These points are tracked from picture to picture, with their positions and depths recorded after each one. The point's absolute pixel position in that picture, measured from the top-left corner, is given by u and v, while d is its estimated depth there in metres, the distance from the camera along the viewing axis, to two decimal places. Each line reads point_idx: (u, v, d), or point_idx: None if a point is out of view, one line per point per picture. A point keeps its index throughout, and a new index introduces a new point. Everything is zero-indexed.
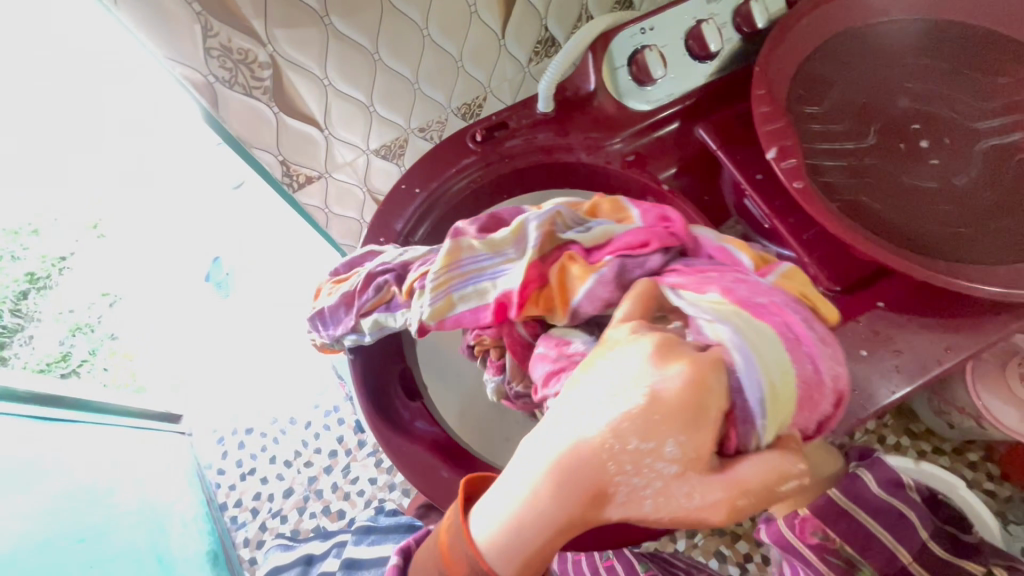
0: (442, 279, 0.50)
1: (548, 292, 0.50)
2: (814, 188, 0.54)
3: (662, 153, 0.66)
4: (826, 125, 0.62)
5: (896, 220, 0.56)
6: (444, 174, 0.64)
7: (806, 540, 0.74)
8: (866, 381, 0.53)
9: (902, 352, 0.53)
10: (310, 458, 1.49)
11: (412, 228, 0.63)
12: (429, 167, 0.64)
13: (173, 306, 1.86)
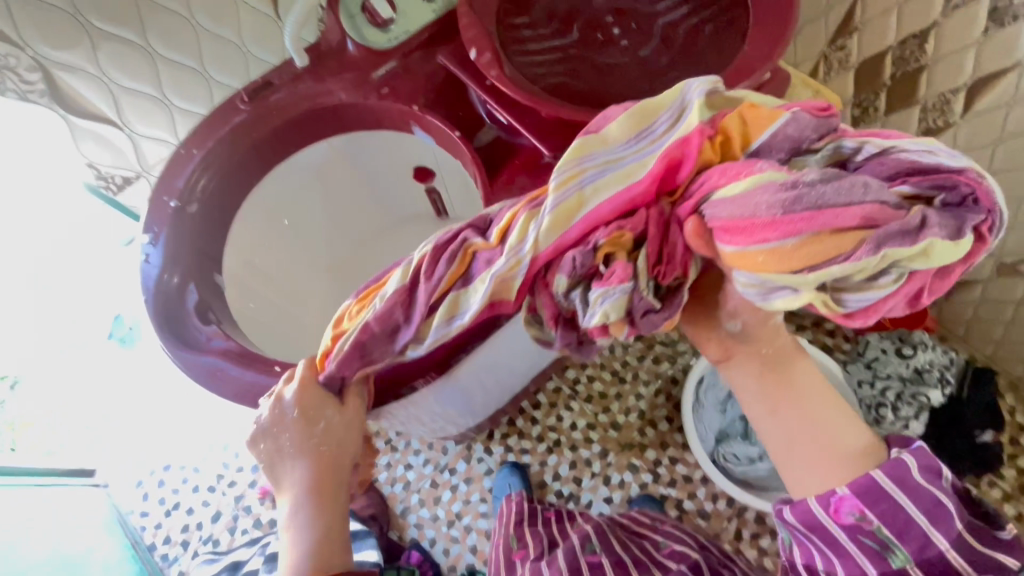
0: (572, 159, 0.48)
1: (725, 138, 0.46)
2: (507, 74, 0.66)
3: (412, 81, 0.75)
4: (536, 32, 0.72)
5: (591, 94, 0.68)
6: (218, 134, 0.73)
7: (839, 521, 0.57)
8: None
9: None
10: (233, 478, 1.49)
11: (194, 183, 0.71)
12: (204, 128, 0.72)
13: (71, 367, 1.73)
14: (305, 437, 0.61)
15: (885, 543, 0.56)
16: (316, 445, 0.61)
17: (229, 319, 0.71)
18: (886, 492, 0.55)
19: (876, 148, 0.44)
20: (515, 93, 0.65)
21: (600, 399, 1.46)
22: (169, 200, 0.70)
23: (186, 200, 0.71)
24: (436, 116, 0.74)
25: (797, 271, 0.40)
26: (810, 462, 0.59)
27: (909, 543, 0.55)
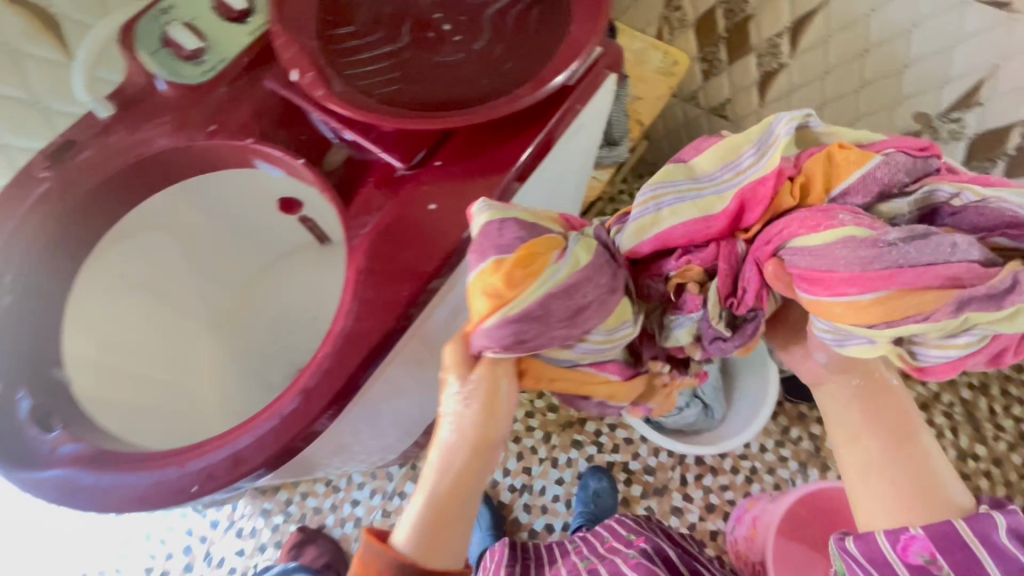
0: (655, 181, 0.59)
1: (806, 181, 0.56)
2: (334, 91, 0.62)
3: (241, 111, 0.69)
4: (365, 40, 0.69)
5: (432, 96, 0.65)
6: (21, 208, 0.65)
7: (905, 558, 0.52)
8: (435, 236, 0.60)
9: (453, 201, 0.61)
10: (165, 566, 1.36)
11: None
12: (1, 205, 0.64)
13: None
14: (465, 415, 0.59)
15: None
16: (470, 421, 0.59)
17: (80, 411, 0.64)
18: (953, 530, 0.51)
19: (974, 197, 0.53)
20: (344, 108, 0.61)
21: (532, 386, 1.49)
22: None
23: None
24: (275, 146, 0.69)
25: (871, 326, 0.50)
26: (891, 490, 0.58)
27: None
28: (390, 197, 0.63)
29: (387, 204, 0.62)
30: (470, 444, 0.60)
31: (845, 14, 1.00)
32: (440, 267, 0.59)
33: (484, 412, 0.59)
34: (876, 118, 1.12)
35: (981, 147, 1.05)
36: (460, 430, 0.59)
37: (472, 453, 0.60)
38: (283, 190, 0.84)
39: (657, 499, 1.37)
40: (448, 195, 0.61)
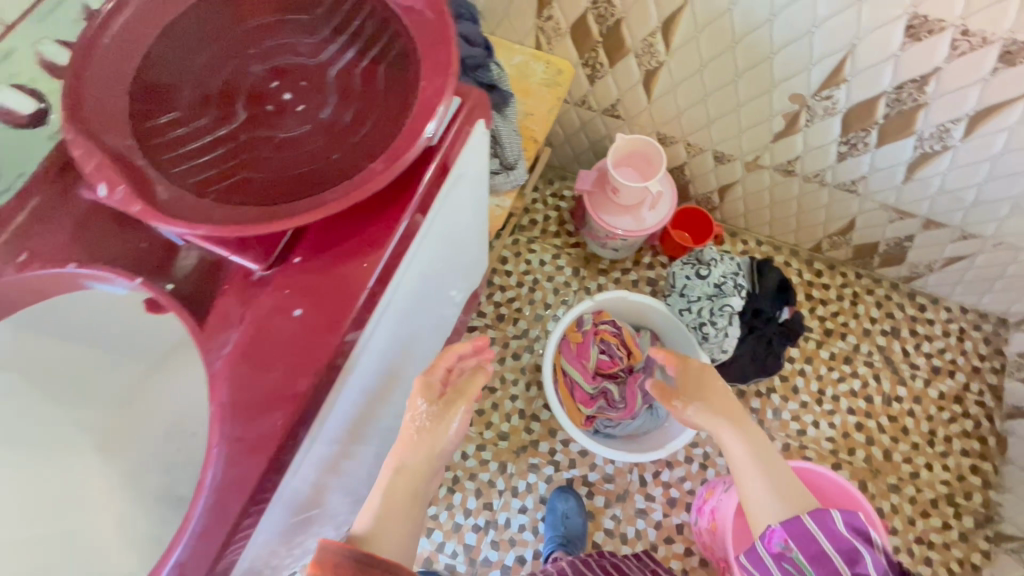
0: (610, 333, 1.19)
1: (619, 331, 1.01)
2: (155, 204, 0.54)
3: (56, 230, 0.59)
4: (191, 127, 0.60)
5: (279, 183, 0.58)
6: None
7: (771, 549, 0.77)
8: (305, 347, 0.53)
9: (322, 304, 0.55)
10: None
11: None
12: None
13: None
14: (419, 428, 0.79)
15: (799, 563, 0.74)
16: (421, 430, 0.79)
17: None
18: (806, 529, 0.75)
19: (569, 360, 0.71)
20: (172, 221, 0.54)
21: (479, 417, 1.45)
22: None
23: None
24: (108, 264, 0.59)
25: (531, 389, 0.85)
26: (766, 495, 0.80)
27: (822, 567, 0.73)
28: (248, 306, 0.55)
29: (248, 315, 0.55)
30: (417, 454, 0.78)
31: (708, 11, 1.00)
32: (315, 384, 0.53)
33: (435, 422, 0.80)
34: (757, 103, 1.14)
35: (855, 119, 1.09)
36: (412, 444, 0.78)
37: (417, 475, 0.77)
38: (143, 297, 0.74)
39: (621, 505, 1.37)
40: (315, 296, 0.55)
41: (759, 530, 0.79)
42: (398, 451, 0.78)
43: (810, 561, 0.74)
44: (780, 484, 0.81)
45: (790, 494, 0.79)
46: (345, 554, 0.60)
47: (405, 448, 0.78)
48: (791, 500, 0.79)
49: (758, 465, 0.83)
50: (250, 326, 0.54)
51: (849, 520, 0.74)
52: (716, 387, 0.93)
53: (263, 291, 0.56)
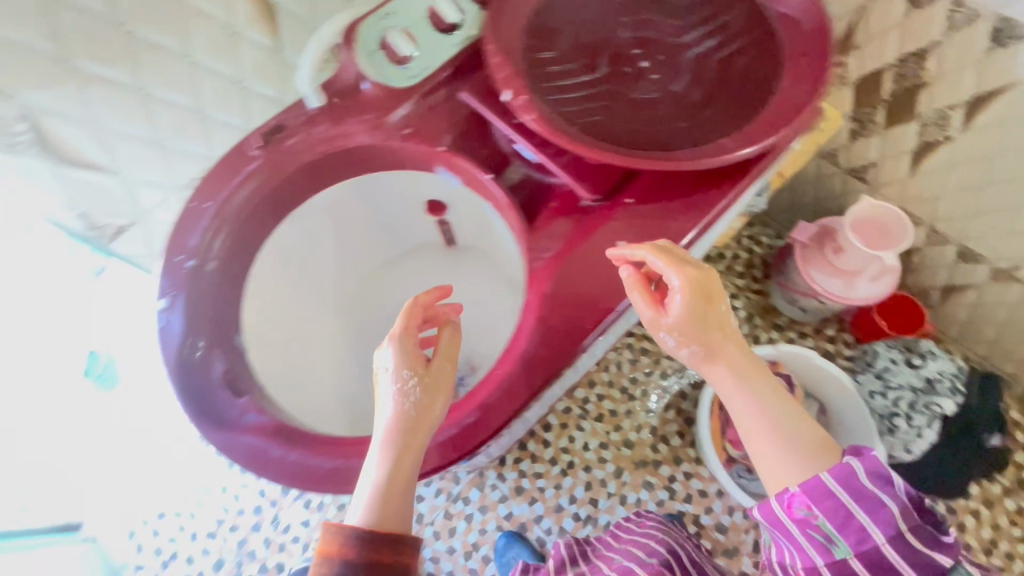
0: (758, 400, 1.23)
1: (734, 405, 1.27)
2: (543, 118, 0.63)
3: (435, 119, 0.72)
4: (566, 67, 0.70)
5: (630, 134, 0.66)
6: (299, 160, 0.69)
7: (791, 514, 0.58)
8: (619, 272, 0.63)
9: (641, 244, 0.63)
10: (235, 521, 1.43)
11: (211, 223, 0.66)
12: (279, 161, 0.69)
13: None
14: (404, 395, 0.62)
15: (829, 535, 0.56)
16: (417, 399, 0.62)
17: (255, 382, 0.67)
18: (828, 490, 0.56)
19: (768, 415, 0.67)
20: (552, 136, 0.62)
21: (610, 417, 1.47)
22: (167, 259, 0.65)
23: (207, 256, 0.66)
24: (465, 158, 0.71)
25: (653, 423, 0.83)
26: (777, 446, 0.61)
27: (854, 538, 0.55)
28: (574, 225, 0.65)
29: (571, 233, 0.65)
30: (409, 429, 0.61)
31: None
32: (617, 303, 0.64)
33: (428, 386, 0.63)
34: None
35: None
36: (407, 411, 0.62)
37: (413, 447, 0.62)
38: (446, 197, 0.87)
39: (725, 560, 1.32)
40: (635, 235, 0.63)
41: (798, 515, 0.58)
42: (390, 421, 0.61)
43: (848, 542, 0.56)
44: (807, 457, 0.60)
45: (809, 454, 0.60)
46: (352, 529, 0.56)
47: (402, 416, 0.62)
48: (808, 448, 0.60)
49: (764, 414, 0.62)
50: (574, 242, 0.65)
51: (872, 465, 0.56)
52: (722, 324, 0.62)
53: (588, 218, 0.65)
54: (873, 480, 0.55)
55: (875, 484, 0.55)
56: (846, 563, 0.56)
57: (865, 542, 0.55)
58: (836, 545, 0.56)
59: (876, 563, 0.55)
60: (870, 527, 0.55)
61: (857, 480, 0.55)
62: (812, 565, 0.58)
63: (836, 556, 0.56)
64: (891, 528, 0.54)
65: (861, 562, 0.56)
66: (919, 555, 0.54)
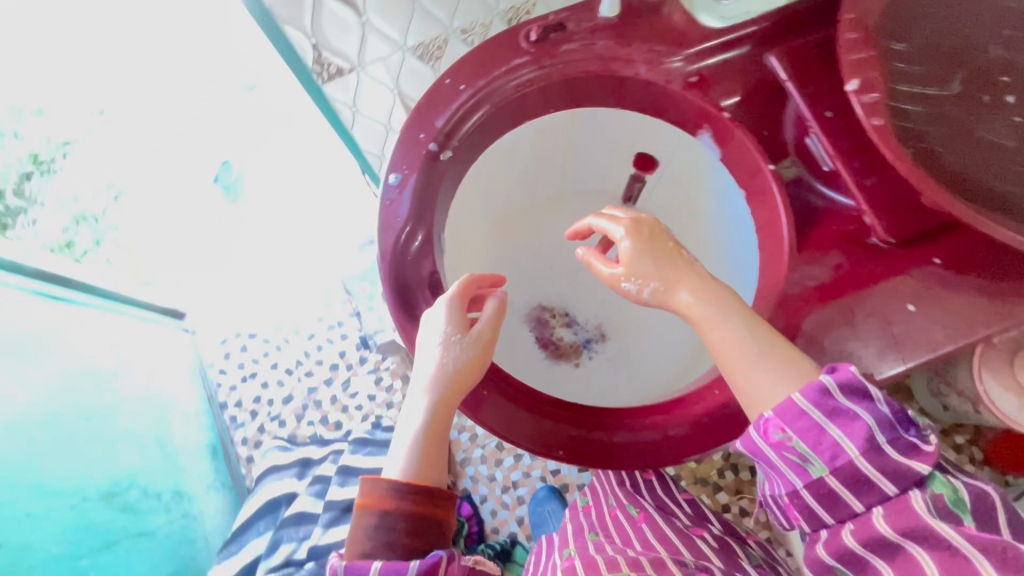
0: None
1: None
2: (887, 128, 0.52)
3: (727, 77, 0.60)
4: (918, 66, 0.55)
5: (963, 180, 0.54)
6: (573, 69, 0.60)
7: (766, 439, 0.50)
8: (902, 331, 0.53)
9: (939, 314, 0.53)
10: (311, 368, 1.50)
11: (462, 106, 0.59)
12: (550, 62, 0.59)
13: (174, 202, 1.70)
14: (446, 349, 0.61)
15: (804, 456, 0.48)
16: (455, 356, 0.62)
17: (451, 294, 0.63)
18: (801, 411, 0.48)
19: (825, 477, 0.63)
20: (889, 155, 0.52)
21: None
22: (405, 133, 0.58)
23: (449, 142, 0.58)
24: (746, 134, 0.60)
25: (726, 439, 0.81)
26: (770, 379, 0.51)
27: (832, 458, 0.47)
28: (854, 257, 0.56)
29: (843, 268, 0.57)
30: (441, 386, 0.62)
31: None
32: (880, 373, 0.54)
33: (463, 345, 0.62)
34: None
35: None
36: (443, 364, 0.61)
37: (447, 401, 0.62)
38: (677, 157, 0.78)
39: None
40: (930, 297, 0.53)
41: (773, 441, 0.50)
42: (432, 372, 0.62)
43: (821, 457, 0.48)
44: (780, 373, 0.51)
45: (786, 366, 0.51)
46: (387, 482, 0.60)
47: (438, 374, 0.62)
48: (785, 362, 0.51)
49: (714, 326, 0.55)
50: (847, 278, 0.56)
51: (847, 380, 0.47)
52: (682, 258, 0.59)
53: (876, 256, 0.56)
54: (848, 395, 0.47)
55: (851, 398, 0.47)
56: (826, 484, 0.48)
57: (838, 456, 0.47)
58: (811, 465, 0.48)
59: (857, 485, 0.47)
60: (843, 441, 0.47)
61: (829, 397, 0.47)
62: (792, 488, 0.50)
63: (814, 479, 0.49)
64: (867, 441, 0.46)
65: (835, 481, 0.48)
66: (895, 463, 0.45)
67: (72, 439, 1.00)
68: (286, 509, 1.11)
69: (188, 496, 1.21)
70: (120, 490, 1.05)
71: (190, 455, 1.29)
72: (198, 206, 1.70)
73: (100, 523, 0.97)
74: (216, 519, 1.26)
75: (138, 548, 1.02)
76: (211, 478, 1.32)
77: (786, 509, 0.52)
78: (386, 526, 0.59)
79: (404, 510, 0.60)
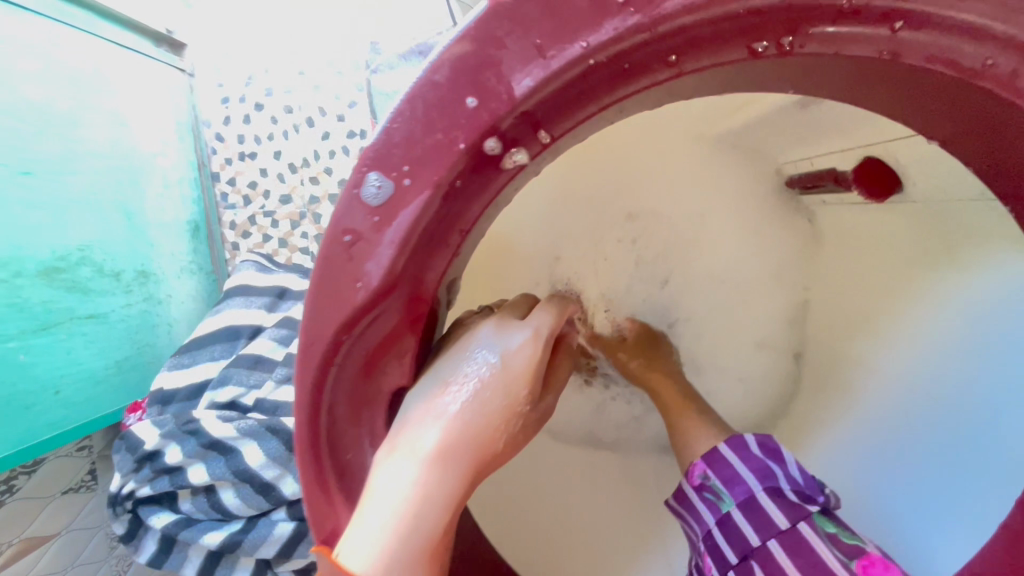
0: None
1: None
2: None
3: None
4: None
5: None
6: (920, 53, 0.23)
7: (690, 481, 0.47)
8: None
9: None
10: (318, 175, 1.25)
11: (602, 56, 0.23)
12: (877, 18, 0.22)
13: None
14: (498, 373, 0.29)
15: (717, 494, 0.46)
16: (503, 402, 0.29)
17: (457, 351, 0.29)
18: (721, 455, 0.46)
19: None
20: None
21: None
22: (431, 75, 0.23)
23: (534, 142, 0.25)
24: None
25: None
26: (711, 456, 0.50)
27: (742, 494, 0.44)
28: None
29: None
30: (463, 452, 0.28)
31: None
32: None
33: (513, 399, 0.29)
34: None
35: None
36: (479, 409, 0.28)
37: (472, 477, 0.28)
38: (948, 202, 0.44)
39: None
40: None
41: (693, 481, 0.47)
42: (451, 420, 0.28)
43: (734, 494, 0.45)
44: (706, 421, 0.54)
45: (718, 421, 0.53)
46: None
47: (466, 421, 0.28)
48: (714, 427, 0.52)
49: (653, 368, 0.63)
50: None
51: (764, 442, 0.46)
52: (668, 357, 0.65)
53: None
54: (769, 452, 0.45)
55: (770, 454, 0.45)
56: (731, 520, 0.45)
57: (744, 492, 0.44)
58: (722, 500, 0.45)
59: (761, 526, 0.43)
60: (749, 476, 0.45)
61: (751, 454, 0.45)
62: (705, 528, 0.46)
63: (722, 514, 0.45)
64: (771, 484, 0.44)
65: (741, 521, 0.44)
66: (794, 508, 0.43)
67: (5, 201, 0.83)
68: (245, 344, 1.01)
69: (154, 277, 1.10)
70: (68, 266, 0.92)
71: (165, 230, 1.14)
72: None
73: (36, 302, 0.86)
74: (185, 305, 1.18)
75: (84, 331, 0.94)
76: (187, 259, 1.19)
77: (699, 556, 0.47)
78: None
79: None
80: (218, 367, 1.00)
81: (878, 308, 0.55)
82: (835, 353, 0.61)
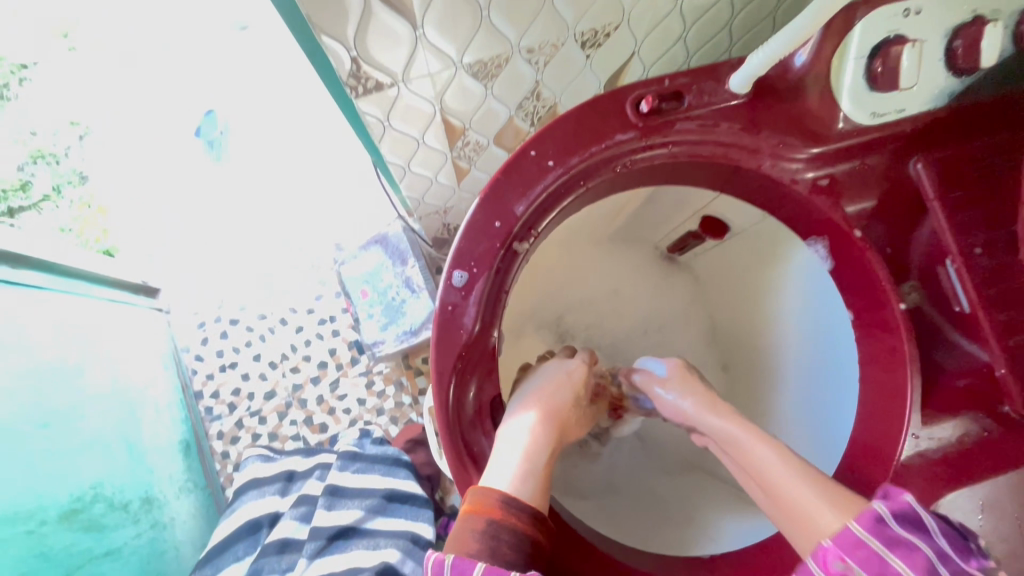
0: None
1: None
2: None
3: (863, 182, 0.51)
4: None
5: None
6: (685, 153, 0.49)
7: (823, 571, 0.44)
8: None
9: None
10: (298, 365, 1.39)
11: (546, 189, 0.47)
12: (659, 146, 0.49)
13: (161, 171, 1.59)
14: (561, 383, 0.52)
15: None
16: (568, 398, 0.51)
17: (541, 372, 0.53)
18: (861, 542, 0.44)
19: None
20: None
21: None
22: (471, 216, 0.46)
23: (529, 236, 0.47)
24: (878, 258, 0.50)
25: None
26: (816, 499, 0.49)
27: None
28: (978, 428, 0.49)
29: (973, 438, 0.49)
30: (550, 421, 0.48)
31: None
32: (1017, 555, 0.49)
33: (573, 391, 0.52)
34: None
35: None
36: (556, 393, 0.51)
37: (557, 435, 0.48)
38: (746, 232, 0.74)
39: None
40: None
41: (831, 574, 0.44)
42: (537, 405, 0.49)
43: None
44: (802, 474, 0.51)
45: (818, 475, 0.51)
46: (500, 493, 0.41)
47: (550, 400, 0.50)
48: (828, 492, 0.49)
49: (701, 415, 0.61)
50: (965, 454, 0.49)
51: (905, 513, 0.44)
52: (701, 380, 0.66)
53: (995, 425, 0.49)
54: (903, 524, 0.44)
55: (906, 528, 0.44)
56: None
57: None
58: None
59: None
60: (895, 563, 0.42)
61: (885, 526, 0.43)
62: None
63: None
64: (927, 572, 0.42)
65: None
66: None
67: (30, 453, 0.88)
68: (267, 533, 1.04)
69: (157, 502, 1.12)
70: (84, 505, 0.95)
71: (161, 454, 1.19)
72: (188, 175, 1.57)
73: (59, 548, 0.87)
74: (186, 524, 1.17)
75: (101, 570, 0.94)
76: (183, 478, 1.22)
77: None
78: (493, 536, 0.39)
79: (519, 524, 0.40)
80: (244, 565, 1.00)
81: (749, 308, 0.83)
82: (744, 351, 0.86)
